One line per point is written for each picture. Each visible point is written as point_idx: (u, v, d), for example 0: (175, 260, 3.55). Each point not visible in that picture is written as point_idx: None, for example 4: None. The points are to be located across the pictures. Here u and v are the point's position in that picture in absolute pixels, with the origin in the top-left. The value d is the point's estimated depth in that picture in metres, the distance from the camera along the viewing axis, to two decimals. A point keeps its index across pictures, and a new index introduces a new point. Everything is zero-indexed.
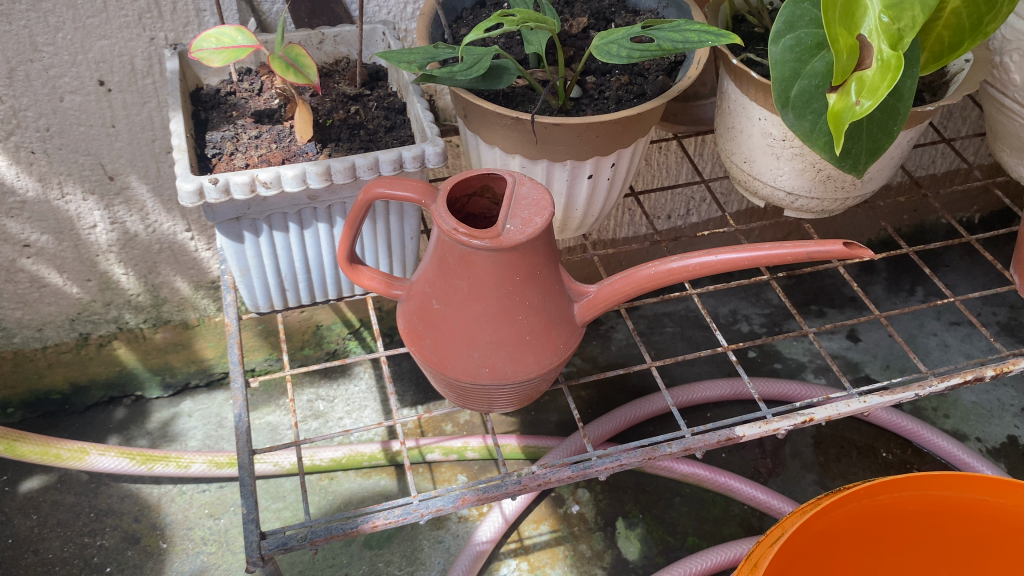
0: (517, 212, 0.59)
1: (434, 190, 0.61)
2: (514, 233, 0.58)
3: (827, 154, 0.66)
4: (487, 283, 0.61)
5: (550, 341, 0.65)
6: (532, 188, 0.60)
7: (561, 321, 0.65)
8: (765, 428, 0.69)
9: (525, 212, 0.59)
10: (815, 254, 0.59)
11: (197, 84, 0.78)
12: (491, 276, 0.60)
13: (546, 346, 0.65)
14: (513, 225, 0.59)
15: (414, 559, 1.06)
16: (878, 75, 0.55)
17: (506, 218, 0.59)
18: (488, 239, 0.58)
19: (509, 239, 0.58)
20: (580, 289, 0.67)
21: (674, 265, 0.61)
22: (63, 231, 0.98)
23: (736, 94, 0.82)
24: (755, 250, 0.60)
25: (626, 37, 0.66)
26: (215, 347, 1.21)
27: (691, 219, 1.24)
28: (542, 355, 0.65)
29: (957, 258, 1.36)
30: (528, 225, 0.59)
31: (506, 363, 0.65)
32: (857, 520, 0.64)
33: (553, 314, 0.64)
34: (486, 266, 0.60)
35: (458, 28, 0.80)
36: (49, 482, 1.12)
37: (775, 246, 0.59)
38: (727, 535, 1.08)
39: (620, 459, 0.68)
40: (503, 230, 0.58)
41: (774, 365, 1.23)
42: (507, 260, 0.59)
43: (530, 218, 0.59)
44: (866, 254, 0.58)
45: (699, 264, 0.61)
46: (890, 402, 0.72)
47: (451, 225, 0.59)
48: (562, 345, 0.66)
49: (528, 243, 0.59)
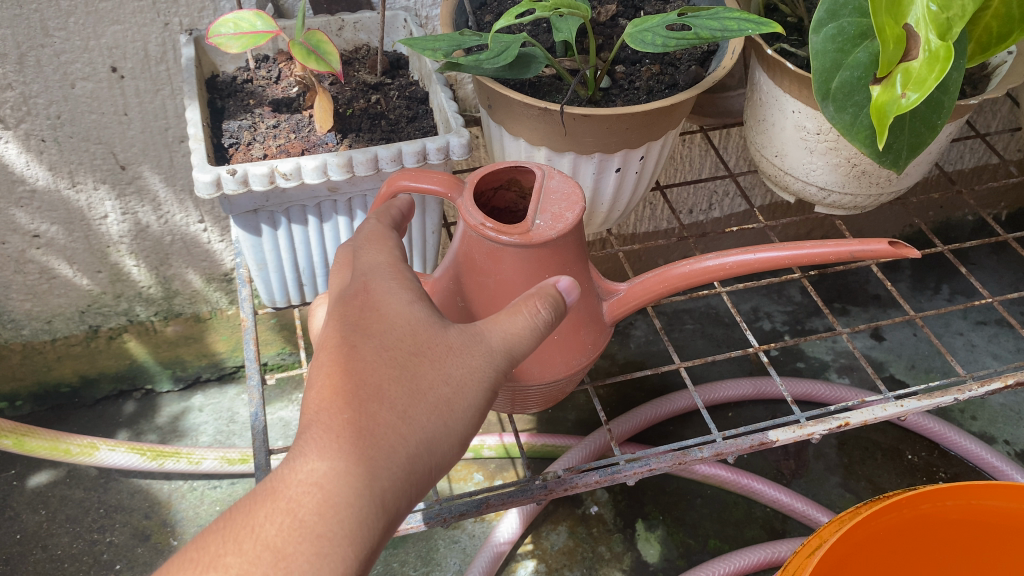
0: (547, 207, 0.56)
1: (461, 184, 0.58)
2: (545, 229, 0.55)
3: (868, 149, 0.63)
4: (516, 280, 0.57)
5: (578, 341, 0.61)
6: (561, 181, 0.57)
7: (589, 320, 0.61)
8: (799, 432, 0.66)
9: (556, 206, 0.56)
10: (859, 254, 0.55)
11: (213, 71, 0.76)
12: (519, 272, 0.57)
13: (572, 348, 0.61)
14: (543, 220, 0.56)
15: (429, 559, 1.04)
16: (925, 67, 0.53)
17: (535, 213, 0.56)
18: (517, 235, 0.55)
19: (540, 235, 0.55)
20: (609, 287, 0.63)
21: (710, 262, 0.57)
22: (73, 222, 0.95)
23: (768, 86, 0.79)
24: (795, 248, 0.56)
25: (661, 24, 0.63)
26: (227, 341, 1.19)
27: (712, 214, 1.21)
28: (569, 356, 0.61)
29: (985, 256, 1.33)
30: (559, 220, 0.55)
31: (533, 364, 0.60)
32: (900, 530, 0.61)
33: (580, 313, 0.60)
34: (514, 262, 0.56)
35: (483, 15, 0.77)
36: (58, 477, 1.10)
37: (816, 245, 0.56)
38: (749, 538, 1.05)
39: (650, 464, 0.64)
40: (533, 226, 0.55)
41: (797, 364, 1.21)
42: (538, 256, 0.56)
43: (561, 213, 0.56)
44: (912, 254, 0.55)
45: (738, 262, 0.57)
46: (928, 407, 0.68)
47: (479, 219, 0.55)
48: (590, 346, 0.62)
49: (558, 240, 0.55)
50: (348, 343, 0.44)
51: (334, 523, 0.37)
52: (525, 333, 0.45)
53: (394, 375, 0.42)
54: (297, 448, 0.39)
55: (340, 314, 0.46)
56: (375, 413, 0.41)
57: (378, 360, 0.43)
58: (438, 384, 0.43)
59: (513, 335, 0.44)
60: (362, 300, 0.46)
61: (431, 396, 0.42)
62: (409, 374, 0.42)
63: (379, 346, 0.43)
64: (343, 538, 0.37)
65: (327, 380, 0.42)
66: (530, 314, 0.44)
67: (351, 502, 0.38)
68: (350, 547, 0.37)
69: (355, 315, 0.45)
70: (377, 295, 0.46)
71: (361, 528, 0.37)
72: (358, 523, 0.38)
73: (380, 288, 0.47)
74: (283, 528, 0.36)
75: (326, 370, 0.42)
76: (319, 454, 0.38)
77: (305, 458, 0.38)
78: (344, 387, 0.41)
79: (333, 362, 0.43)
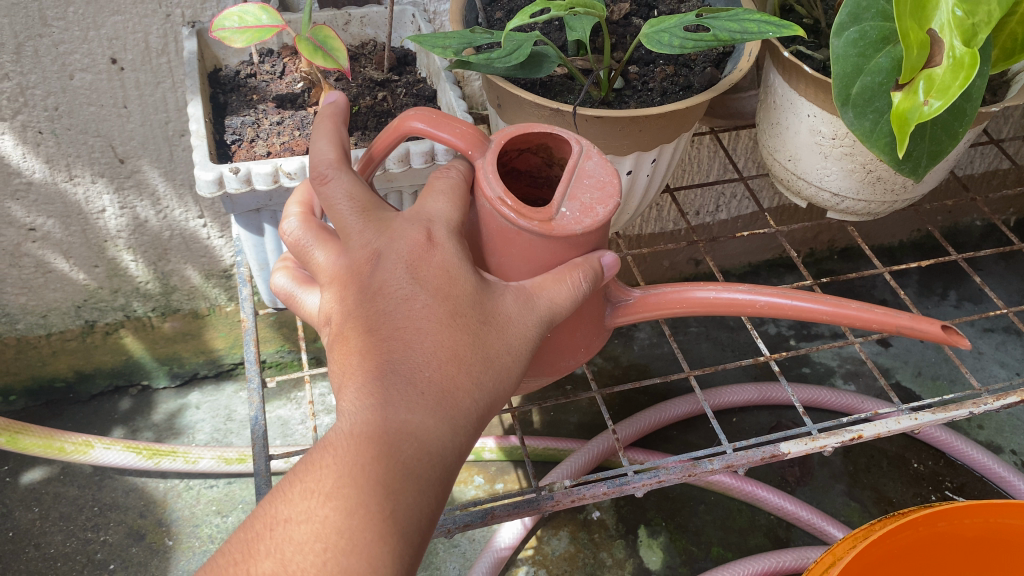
0: (577, 192, 0.44)
1: (486, 143, 0.46)
2: (569, 221, 0.44)
3: (888, 157, 0.60)
4: (523, 267, 0.47)
5: (572, 343, 0.51)
6: (600, 164, 0.45)
7: (589, 321, 0.51)
8: (811, 445, 0.63)
9: (587, 194, 0.44)
10: (905, 330, 0.49)
11: (216, 65, 0.74)
12: (527, 262, 0.46)
13: (564, 349, 0.51)
14: (568, 209, 0.44)
15: (429, 563, 1.03)
16: (949, 74, 0.51)
17: (560, 199, 0.44)
18: (537, 222, 0.43)
19: (562, 228, 0.43)
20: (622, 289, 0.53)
21: (742, 296, 0.49)
22: (70, 216, 0.94)
23: (783, 88, 0.78)
24: (842, 307, 0.48)
25: (679, 25, 0.61)
26: (225, 337, 1.17)
27: (720, 215, 1.20)
28: (557, 357, 0.51)
29: (993, 262, 1.31)
30: (588, 214, 0.44)
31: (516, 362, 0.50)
32: (914, 549, 0.59)
33: (584, 313, 0.50)
34: (524, 250, 0.45)
35: (493, 11, 0.76)
36: (52, 474, 1.08)
37: (866, 308, 0.49)
38: (753, 546, 1.04)
39: (660, 476, 0.61)
40: (556, 214, 0.44)
41: (803, 369, 1.19)
42: (553, 250, 0.45)
43: (591, 204, 0.44)
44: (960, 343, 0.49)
45: (772, 304, 0.49)
46: (943, 421, 0.65)
47: (496, 192, 0.44)
48: (583, 348, 0.52)
49: (581, 237, 0.44)
50: (415, 296, 0.42)
51: (427, 471, 0.38)
52: (569, 306, 0.45)
53: (469, 340, 0.42)
54: (380, 394, 0.39)
55: (395, 261, 0.43)
56: (450, 375, 0.40)
57: (446, 320, 0.41)
58: (500, 350, 0.43)
59: (558, 301, 0.44)
60: (418, 247, 0.43)
61: (497, 366, 0.42)
62: (481, 341, 0.42)
63: (448, 306, 0.42)
64: (434, 485, 0.38)
65: (400, 332, 0.41)
66: (574, 282, 0.44)
67: (438, 452, 0.38)
68: (442, 493, 0.38)
69: (419, 266, 0.43)
70: (441, 248, 0.44)
71: (447, 477, 0.39)
72: (442, 474, 0.38)
73: (435, 241, 0.44)
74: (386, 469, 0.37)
75: (394, 321, 0.41)
76: (412, 405, 0.38)
77: (399, 404, 0.38)
78: (421, 345, 0.41)
79: (403, 315, 0.41)
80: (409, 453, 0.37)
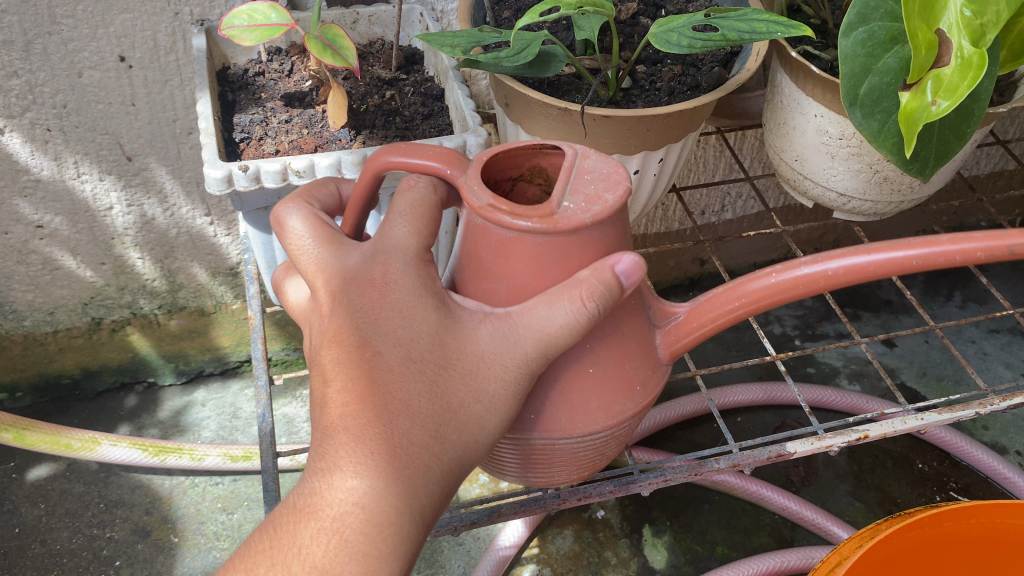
0: (578, 185, 0.39)
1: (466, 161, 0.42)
2: (574, 213, 0.38)
3: (896, 157, 0.60)
4: (533, 289, 0.41)
5: (623, 378, 0.44)
6: (600, 160, 0.41)
7: (636, 349, 0.44)
8: (817, 444, 0.63)
9: (589, 186, 0.39)
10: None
11: (224, 63, 0.74)
12: (535, 282, 0.41)
13: (615, 389, 0.44)
14: (572, 203, 0.39)
15: (433, 561, 1.03)
16: (957, 74, 0.51)
17: (561, 194, 0.39)
18: (537, 219, 0.38)
19: (567, 221, 0.38)
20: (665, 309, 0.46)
21: (807, 270, 0.40)
22: (78, 213, 0.94)
23: (790, 88, 0.78)
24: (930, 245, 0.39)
25: (687, 25, 0.61)
26: (231, 335, 1.17)
27: (726, 215, 1.20)
28: (609, 399, 0.44)
29: (998, 263, 1.32)
30: (595, 203, 0.39)
31: (559, 409, 0.44)
32: (921, 548, 0.60)
33: (627, 340, 0.44)
34: (531, 262, 0.40)
35: (501, 10, 0.76)
36: (58, 470, 1.09)
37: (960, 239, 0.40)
38: (757, 545, 1.04)
39: (666, 475, 0.61)
40: (559, 209, 0.39)
41: (808, 370, 1.20)
42: (560, 258, 0.40)
43: (597, 195, 0.39)
44: None
45: (846, 267, 0.40)
46: (950, 421, 0.65)
47: (484, 200, 0.39)
48: (639, 387, 0.45)
49: (587, 235, 0.39)
50: (369, 347, 0.40)
51: (377, 543, 0.36)
52: (569, 326, 0.39)
53: (426, 389, 0.39)
54: (328, 468, 0.38)
55: (353, 307, 0.41)
56: (405, 431, 0.38)
57: (403, 371, 0.39)
58: (468, 400, 0.40)
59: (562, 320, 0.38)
60: (377, 288, 0.41)
61: (463, 416, 0.39)
62: (440, 388, 0.39)
63: (404, 352, 0.39)
64: (385, 558, 0.36)
65: (352, 386, 0.39)
66: (579, 302, 0.38)
67: (392, 522, 0.37)
68: (393, 566, 0.36)
69: (373, 312, 0.40)
70: (397, 287, 0.41)
71: (403, 544, 0.37)
72: (398, 542, 0.37)
73: (398, 276, 0.41)
74: (328, 549, 0.36)
75: (347, 378, 0.39)
76: (353, 472, 0.37)
77: (342, 475, 0.37)
78: (373, 400, 0.38)
79: (357, 367, 0.39)
80: (353, 529, 0.36)
